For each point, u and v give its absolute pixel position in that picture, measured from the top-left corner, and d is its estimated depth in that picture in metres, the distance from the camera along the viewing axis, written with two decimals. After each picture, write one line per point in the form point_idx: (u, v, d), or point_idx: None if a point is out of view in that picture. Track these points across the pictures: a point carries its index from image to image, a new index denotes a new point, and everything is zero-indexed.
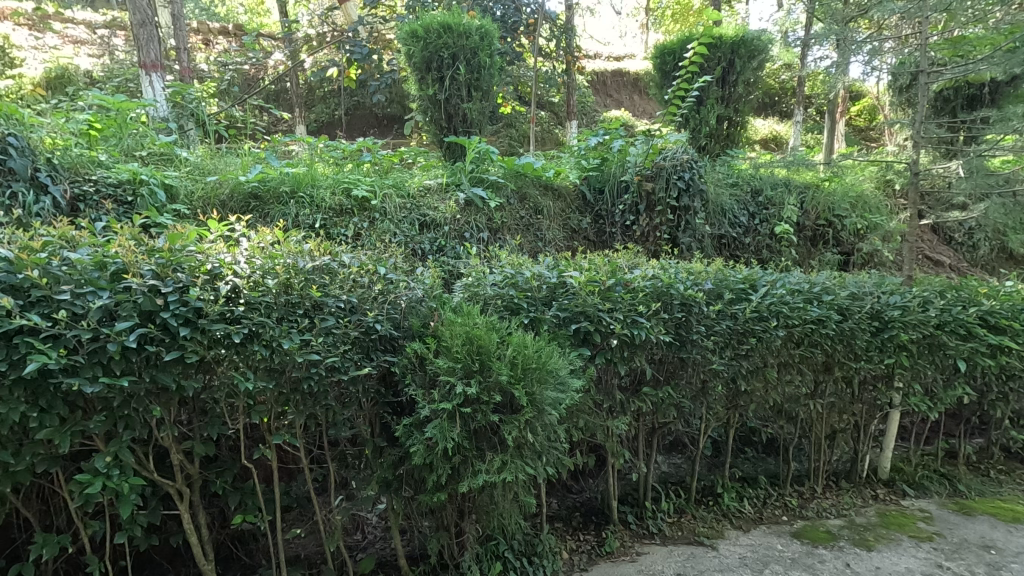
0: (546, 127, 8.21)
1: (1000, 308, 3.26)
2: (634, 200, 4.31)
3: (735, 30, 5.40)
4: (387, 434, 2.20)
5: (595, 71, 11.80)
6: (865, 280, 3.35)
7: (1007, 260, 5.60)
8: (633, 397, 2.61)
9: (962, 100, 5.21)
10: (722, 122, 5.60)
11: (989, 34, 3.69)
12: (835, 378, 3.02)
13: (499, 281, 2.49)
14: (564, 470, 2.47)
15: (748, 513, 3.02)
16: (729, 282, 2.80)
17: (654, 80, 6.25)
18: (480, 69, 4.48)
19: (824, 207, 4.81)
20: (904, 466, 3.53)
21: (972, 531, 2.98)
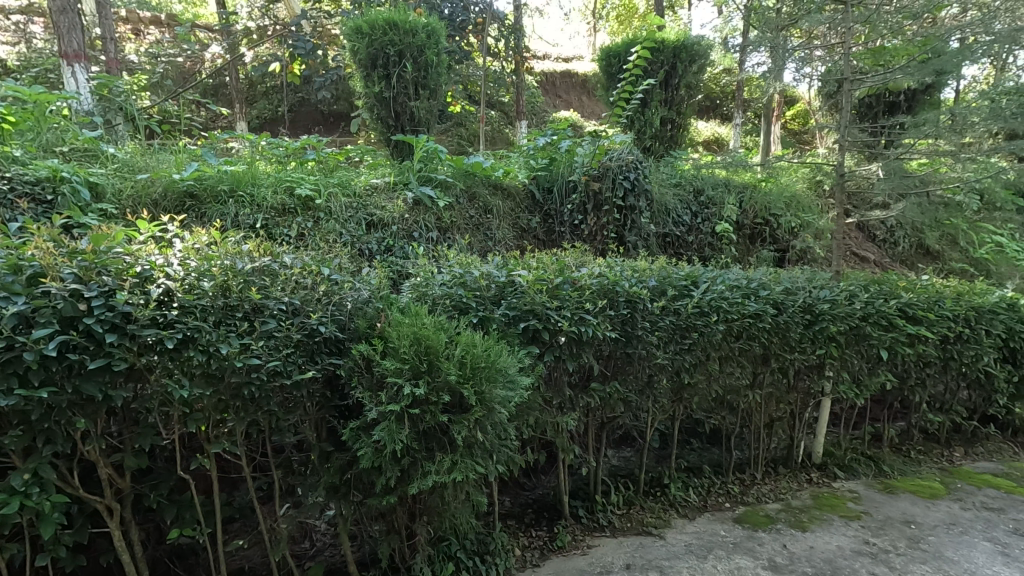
0: (496, 126, 8.22)
1: (917, 300, 3.51)
2: (582, 199, 4.39)
3: (676, 35, 5.58)
4: (334, 438, 2.15)
5: (544, 72, 11.93)
6: (798, 276, 3.53)
7: (924, 255, 6.03)
8: (582, 393, 2.66)
9: (883, 107, 5.58)
10: (665, 124, 5.78)
11: (905, 46, 3.97)
12: (771, 369, 3.17)
13: (447, 281, 2.48)
14: (515, 468, 2.48)
15: (693, 502, 3.13)
16: (672, 279, 2.89)
17: (600, 82, 6.37)
18: (427, 67, 4.44)
19: (760, 207, 5.05)
20: (836, 450, 3.75)
21: (895, 509, 3.19)
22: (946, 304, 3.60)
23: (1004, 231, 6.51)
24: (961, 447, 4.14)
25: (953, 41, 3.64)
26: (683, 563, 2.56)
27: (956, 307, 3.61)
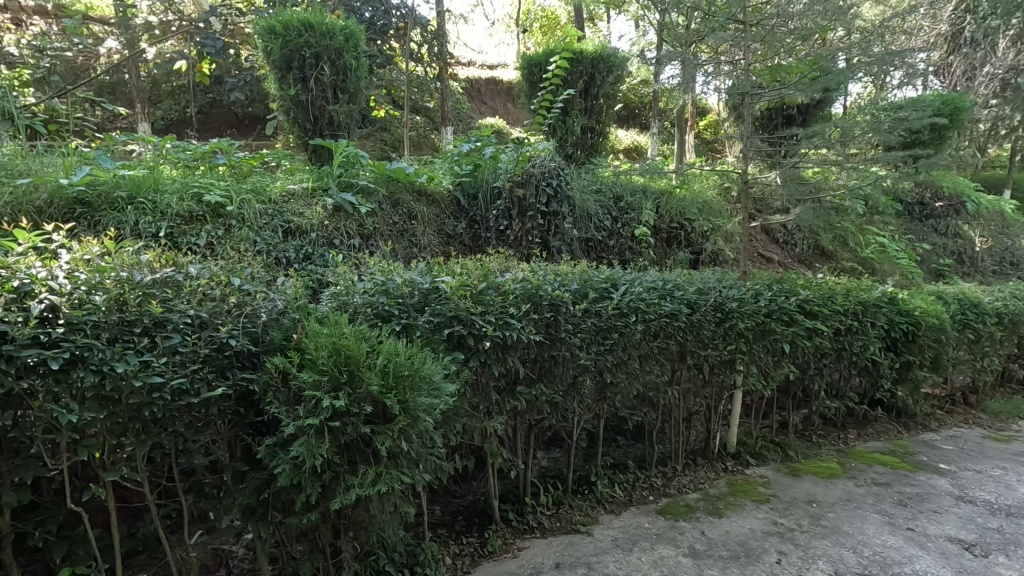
0: (421, 131, 8.15)
1: (813, 297, 3.83)
2: (506, 205, 4.44)
3: (594, 47, 5.79)
4: (249, 457, 2.04)
5: (469, 79, 11.99)
6: (709, 276, 3.75)
7: (820, 256, 6.57)
8: (509, 397, 2.69)
9: (782, 119, 6.06)
10: (586, 132, 5.97)
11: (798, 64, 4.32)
12: (688, 365, 3.34)
13: (369, 288, 2.43)
14: (443, 475, 2.46)
15: (619, 497, 3.24)
16: (593, 282, 2.99)
17: (523, 90, 6.49)
18: (346, 71, 4.34)
19: (675, 212, 5.33)
20: (748, 439, 4.00)
21: (799, 490, 3.45)
22: (837, 300, 3.95)
23: (885, 233, 7.25)
24: (855, 430, 4.55)
25: (838, 60, 3.98)
26: (609, 557, 2.64)
27: (846, 302, 3.97)
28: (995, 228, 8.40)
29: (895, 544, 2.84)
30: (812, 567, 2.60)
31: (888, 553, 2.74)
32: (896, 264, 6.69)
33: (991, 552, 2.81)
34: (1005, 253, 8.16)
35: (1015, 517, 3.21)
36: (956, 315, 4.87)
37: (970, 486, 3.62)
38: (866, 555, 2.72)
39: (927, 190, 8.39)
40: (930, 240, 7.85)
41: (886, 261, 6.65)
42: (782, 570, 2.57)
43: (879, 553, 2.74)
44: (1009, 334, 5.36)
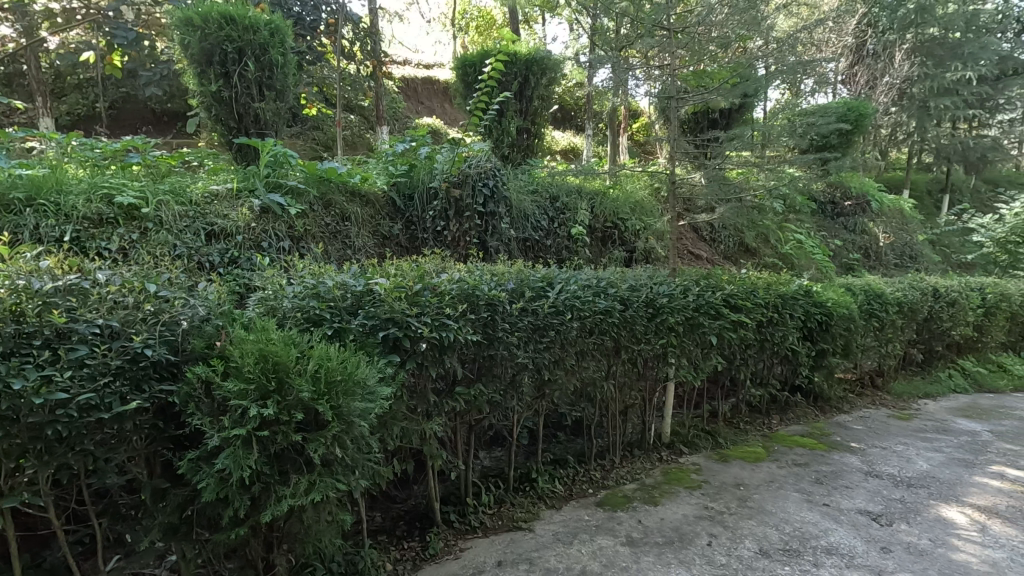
0: (356, 131, 7.96)
1: (737, 291, 4.05)
2: (443, 206, 4.41)
3: (528, 50, 5.86)
4: (170, 473, 1.93)
5: (404, 78, 11.83)
6: (641, 274, 3.89)
7: (745, 252, 6.95)
8: (448, 398, 2.68)
9: (707, 123, 6.35)
10: (522, 133, 6.03)
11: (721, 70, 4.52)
12: (623, 360, 3.44)
13: (298, 293, 2.36)
14: (381, 481, 2.42)
15: (560, 492, 3.30)
16: (529, 282, 3.03)
17: (458, 91, 6.47)
18: (272, 67, 4.17)
19: (609, 212, 5.49)
20: (681, 429, 4.17)
21: (728, 475, 3.63)
22: (759, 294, 4.20)
23: (802, 230, 7.76)
24: (778, 415, 4.84)
25: (758, 68, 4.20)
26: (550, 551, 2.68)
27: (767, 296, 4.23)
28: (896, 225, 9.18)
29: (813, 519, 3.05)
30: (739, 547, 2.75)
31: (807, 528, 2.95)
32: (812, 260, 7.18)
33: (895, 521, 3.07)
34: (905, 248, 8.93)
35: (914, 487, 3.53)
36: (863, 306, 5.29)
37: (877, 462, 3.94)
38: (788, 531, 2.90)
39: (837, 190, 9.05)
40: (841, 237, 8.47)
41: (803, 257, 7.12)
42: (712, 551, 2.70)
43: (799, 529, 2.94)
44: (908, 321, 5.87)
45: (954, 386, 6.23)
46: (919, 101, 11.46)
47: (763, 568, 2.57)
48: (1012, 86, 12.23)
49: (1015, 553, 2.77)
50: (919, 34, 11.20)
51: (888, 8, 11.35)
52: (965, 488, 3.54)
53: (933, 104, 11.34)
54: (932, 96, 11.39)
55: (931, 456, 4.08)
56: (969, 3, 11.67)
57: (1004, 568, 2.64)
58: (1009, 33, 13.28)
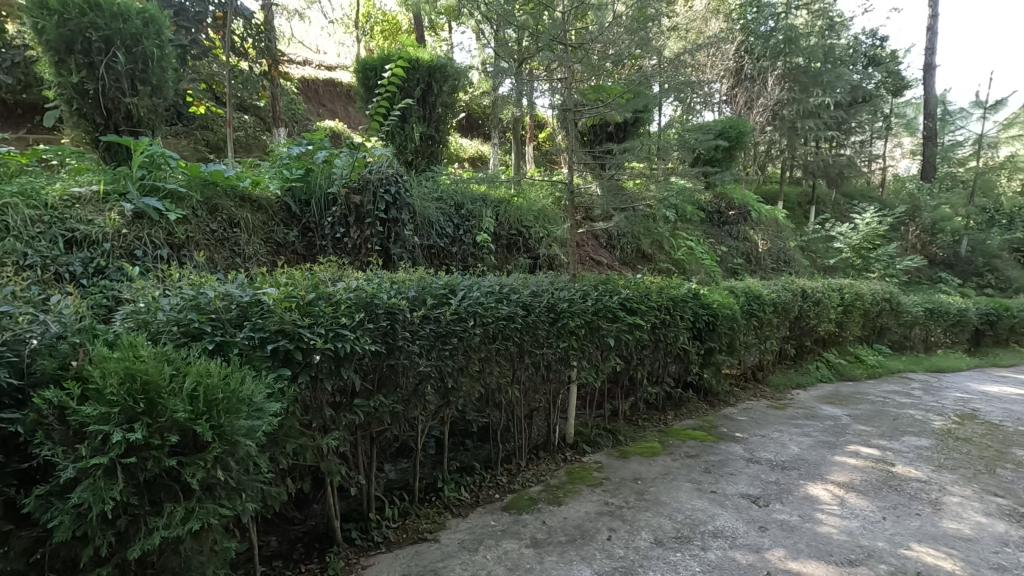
0: (251, 132, 7.52)
1: (633, 295, 4.28)
2: (343, 212, 4.29)
3: (430, 57, 5.85)
4: (12, 514, 1.69)
5: (304, 79, 11.37)
6: (544, 279, 3.99)
7: (642, 258, 7.36)
8: (346, 411, 2.59)
9: (604, 136, 6.70)
10: (426, 140, 5.99)
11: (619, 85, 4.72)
12: (527, 365, 3.50)
13: (175, 305, 2.19)
14: (272, 503, 2.28)
15: (466, 500, 3.28)
16: (431, 289, 3.01)
17: (359, 95, 6.32)
18: (146, 60, 3.84)
19: (515, 219, 5.63)
20: (584, 429, 4.33)
21: (627, 471, 3.81)
22: (652, 297, 4.46)
23: (692, 237, 8.37)
24: (673, 411, 5.16)
25: (653, 86, 4.45)
26: (455, 560, 2.66)
27: (659, 299, 4.50)
28: (773, 233, 10.15)
29: (702, 506, 3.28)
30: (636, 538, 2.89)
31: (696, 515, 3.16)
32: (701, 265, 7.77)
33: (771, 502, 3.37)
34: (779, 253, 9.92)
35: (787, 470, 3.90)
36: (744, 306, 5.78)
37: (757, 449, 4.32)
38: (679, 520, 3.09)
39: (722, 201, 9.84)
40: (726, 244, 9.23)
41: (693, 262, 7.69)
42: (611, 545, 2.82)
43: (690, 517, 3.14)
44: (782, 319, 6.50)
45: (821, 376, 6.99)
46: (789, 122, 12.83)
47: (657, 556, 2.71)
48: (862, 112, 14.01)
49: (867, 521, 3.15)
50: (788, 62, 12.56)
51: (762, 38, 12.65)
52: (829, 467, 3.97)
53: (800, 126, 12.73)
54: (799, 118, 12.78)
55: (802, 441, 4.54)
56: (827, 38, 13.26)
57: (858, 535, 2.99)
58: (858, 66, 15.23)
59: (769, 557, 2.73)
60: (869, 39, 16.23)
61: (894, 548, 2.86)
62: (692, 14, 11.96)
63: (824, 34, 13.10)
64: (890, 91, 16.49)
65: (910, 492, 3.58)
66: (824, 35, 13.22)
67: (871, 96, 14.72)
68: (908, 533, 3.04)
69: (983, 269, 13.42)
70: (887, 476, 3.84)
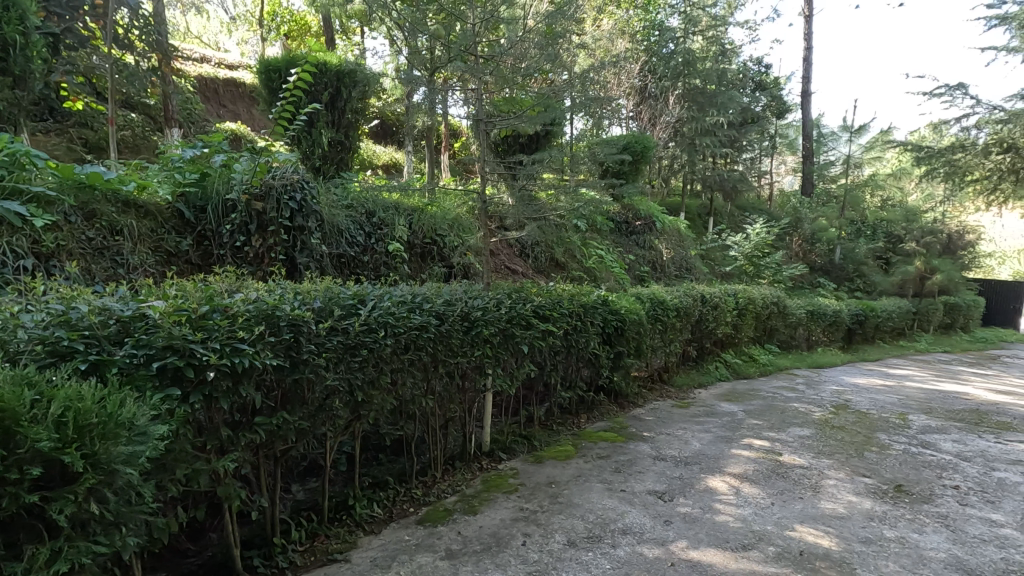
0: (140, 132, 6.94)
1: (545, 302, 4.38)
2: (243, 219, 4.06)
3: (338, 62, 5.68)
4: None
5: (200, 76, 10.66)
6: (457, 288, 3.98)
7: (555, 266, 7.57)
8: (245, 431, 2.44)
9: (516, 146, 6.84)
10: (335, 146, 5.81)
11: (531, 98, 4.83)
12: (441, 374, 3.46)
13: (41, 321, 1.97)
14: (161, 535, 2.10)
15: (379, 516, 3.18)
16: (338, 299, 2.91)
17: (262, 97, 6.02)
18: (7, 48, 3.43)
19: (429, 228, 5.60)
20: (500, 436, 4.36)
21: (542, 475, 3.88)
22: (564, 305, 4.58)
23: (602, 246, 8.73)
24: (585, 414, 5.33)
25: (566, 100, 4.59)
26: None
27: (570, 306, 4.63)
28: (675, 242, 10.78)
29: (612, 505, 3.40)
30: (550, 541, 2.95)
31: (607, 514, 3.28)
32: (610, 272, 8.12)
33: (675, 496, 3.57)
34: (682, 261, 10.58)
35: (689, 465, 4.15)
36: (649, 312, 6.09)
37: (662, 446, 4.56)
38: (591, 519, 3.19)
39: (629, 212, 10.35)
40: (634, 252, 9.72)
41: (603, 270, 8.03)
42: (526, 550, 2.85)
43: (601, 516, 3.25)
44: (685, 323, 6.92)
45: (719, 375, 7.52)
46: (688, 139, 13.77)
47: (570, 557, 2.78)
48: (751, 132, 15.33)
49: (759, 508, 3.42)
50: (687, 83, 13.49)
51: (663, 59, 13.52)
52: (726, 459, 4.27)
53: (698, 143, 13.71)
54: (697, 135, 13.76)
55: (702, 437, 4.85)
56: (720, 63, 14.41)
57: (751, 521, 3.23)
58: (746, 90, 16.68)
59: (674, 548, 2.89)
60: (756, 66, 17.81)
61: (781, 530, 3.13)
62: (599, 34, 12.54)
63: (718, 59, 14.24)
64: (775, 113, 18.15)
65: (794, 478, 3.93)
66: (717, 60, 14.33)
67: (759, 118, 16.15)
68: (793, 515, 3.33)
69: (853, 275, 15.05)
70: (775, 465, 4.20)
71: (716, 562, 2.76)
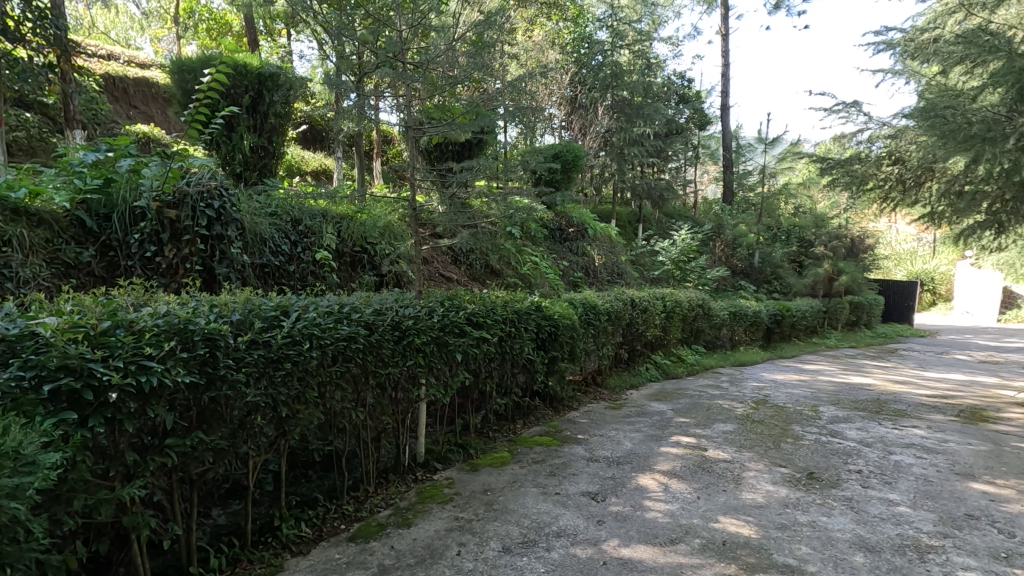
0: (36, 133, 6.38)
1: (478, 309, 4.38)
2: (153, 228, 3.82)
3: (259, 64, 5.46)
4: None
5: (107, 74, 9.95)
6: (388, 297, 3.90)
7: (490, 272, 7.60)
8: (154, 454, 2.29)
9: (448, 153, 6.82)
10: (257, 151, 5.57)
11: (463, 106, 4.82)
12: (372, 386, 3.37)
13: None
14: (58, 572, 1.93)
15: (308, 536, 3.06)
16: (258, 312, 2.79)
17: (175, 97, 5.70)
18: None
19: (358, 236, 5.46)
20: (434, 446, 4.31)
21: (477, 483, 3.86)
22: (497, 311, 4.60)
23: (536, 252, 8.86)
24: (521, 420, 5.37)
25: (499, 109, 4.60)
26: None
27: (504, 312, 4.65)
28: (607, 248, 11.10)
29: (546, 509, 3.44)
30: (485, 548, 2.94)
31: (542, 518, 3.31)
32: (544, 278, 8.25)
33: (608, 496, 3.66)
34: (614, 267, 10.91)
35: (621, 464, 4.27)
36: (582, 316, 6.23)
37: (596, 448, 4.67)
38: (526, 525, 3.21)
39: (563, 219, 10.57)
40: (568, 259, 9.94)
41: (538, 276, 8.15)
42: (461, 559, 2.83)
43: (535, 520, 3.28)
44: (617, 326, 7.12)
45: (649, 376, 7.81)
46: (618, 148, 14.26)
47: (505, 563, 2.79)
48: (675, 142, 16.10)
49: (685, 502, 3.56)
50: (615, 95, 13.98)
51: (593, 71, 13.93)
52: (655, 457, 4.43)
53: (627, 152, 14.22)
54: (626, 145, 14.27)
55: (633, 436, 5.01)
56: (646, 76, 15.05)
57: (678, 515, 3.37)
58: (671, 102, 17.49)
59: (605, 548, 2.96)
60: (679, 80, 18.69)
61: (706, 522, 3.28)
62: (531, 44, 12.78)
63: (644, 72, 14.85)
64: (697, 124, 19.10)
65: (718, 472, 4.13)
66: (643, 73, 14.93)
67: (683, 129, 16.98)
68: (716, 507, 3.49)
69: (771, 277, 16.07)
70: (701, 460, 4.40)
71: (645, 558, 2.85)
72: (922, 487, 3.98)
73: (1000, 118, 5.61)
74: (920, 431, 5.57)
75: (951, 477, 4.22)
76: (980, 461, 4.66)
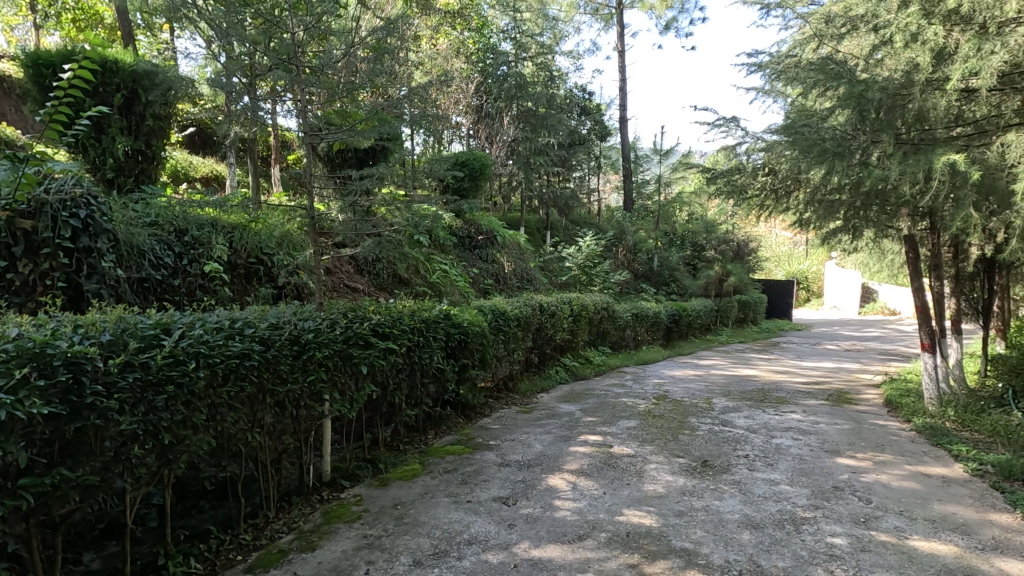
0: None
1: (384, 320, 4.28)
2: (3, 241, 3.36)
3: (133, 62, 5.02)
4: None
5: None
6: (285, 310, 3.71)
7: (397, 281, 7.49)
8: (5, 498, 2.02)
9: (350, 160, 6.62)
10: (132, 155, 5.13)
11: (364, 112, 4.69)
12: (269, 405, 3.18)
13: None
14: None
15: (199, 571, 2.82)
16: (134, 331, 2.55)
17: (29, 94, 5.07)
18: None
19: (253, 246, 5.15)
20: (342, 464, 4.15)
21: (386, 498, 3.77)
22: (404, 321, 4.52)
23: (446, 260, 8.85)
24: (433, 430, 5.31)
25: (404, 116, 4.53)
26: None
27: (411, 322, 4.59)
28: (516, 255, 11.31)
29: (457, 517, 3.43)
30: (395, 564, 2.87)
31: (453, 527, 3.29)
32: (454, 286, 8.26)
33: (519, 499, 3.71)
34: (523, 273, 11.13)
35: (532, 467, 4.35)
36: (492, 323, 6.29)
37: (507, 452, 4.72)
38: (437, 535, 3.18)
39: (471, 226, 10.62)
40: (477, 266, 10.02)
41: (448, 284, 8.14)
42: None
43: (446, 530, 3.25)
44: (527, 332, 7.26)
45: (558, 379, 8.03)
46: (523, 158, 14.61)
47: None
48: (578, 152, 16.77)
49: (592, 499, 3.70)
50: (519, 105, 14.31)
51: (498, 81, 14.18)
52: (564, 458, 4.55)
53: (532, 161, 14.61)
54: (531, 154, 14.65)
55: (543, 438, 5.12)
56: (549, 88, 15.58)
57: (585, 512, 3.49)
58: (573, 114, 18.20)
59: (516, 550, 3.00)
60: (580, 92, 19.49)
61: (611, 516, 3.42)
62: (434, 52, 12.78)
63: (547, 84, 15.36)
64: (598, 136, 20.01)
65: (623, 467, 4.33)
66: (546, 85, 15.43)
67: (585, 140, 17.72)
68: (621, 501, 3.66)
69: (669, 280, 17.15)
70: (606, 456, 4.59)
71: (554, 556, 2.93)
72: (798, 466, 4.41)
73: (847, 136, 6.18)
74: (797, 416, 6.17)
75: (822, 455, 4.72)
76: (844, 438, 5.26)
